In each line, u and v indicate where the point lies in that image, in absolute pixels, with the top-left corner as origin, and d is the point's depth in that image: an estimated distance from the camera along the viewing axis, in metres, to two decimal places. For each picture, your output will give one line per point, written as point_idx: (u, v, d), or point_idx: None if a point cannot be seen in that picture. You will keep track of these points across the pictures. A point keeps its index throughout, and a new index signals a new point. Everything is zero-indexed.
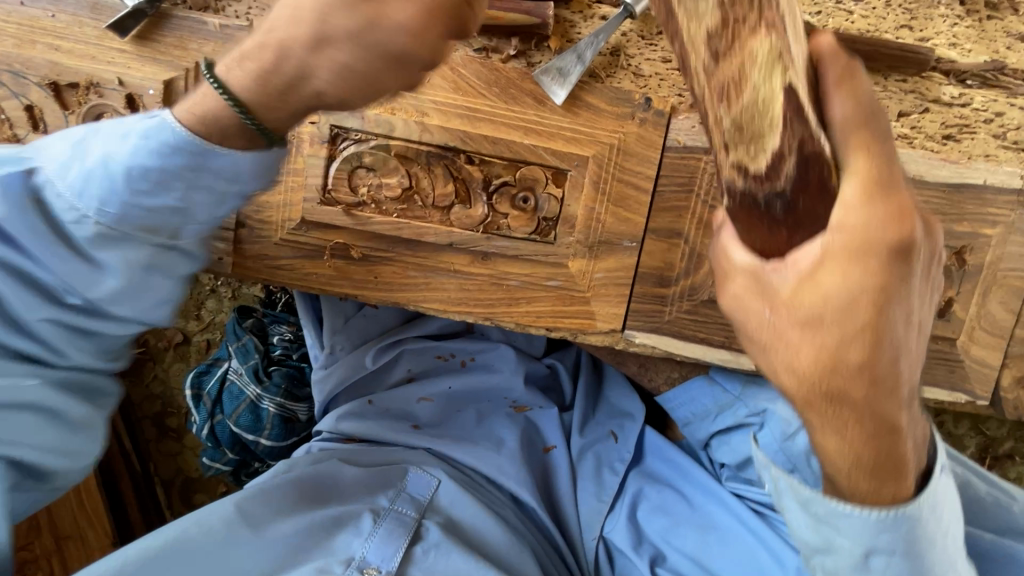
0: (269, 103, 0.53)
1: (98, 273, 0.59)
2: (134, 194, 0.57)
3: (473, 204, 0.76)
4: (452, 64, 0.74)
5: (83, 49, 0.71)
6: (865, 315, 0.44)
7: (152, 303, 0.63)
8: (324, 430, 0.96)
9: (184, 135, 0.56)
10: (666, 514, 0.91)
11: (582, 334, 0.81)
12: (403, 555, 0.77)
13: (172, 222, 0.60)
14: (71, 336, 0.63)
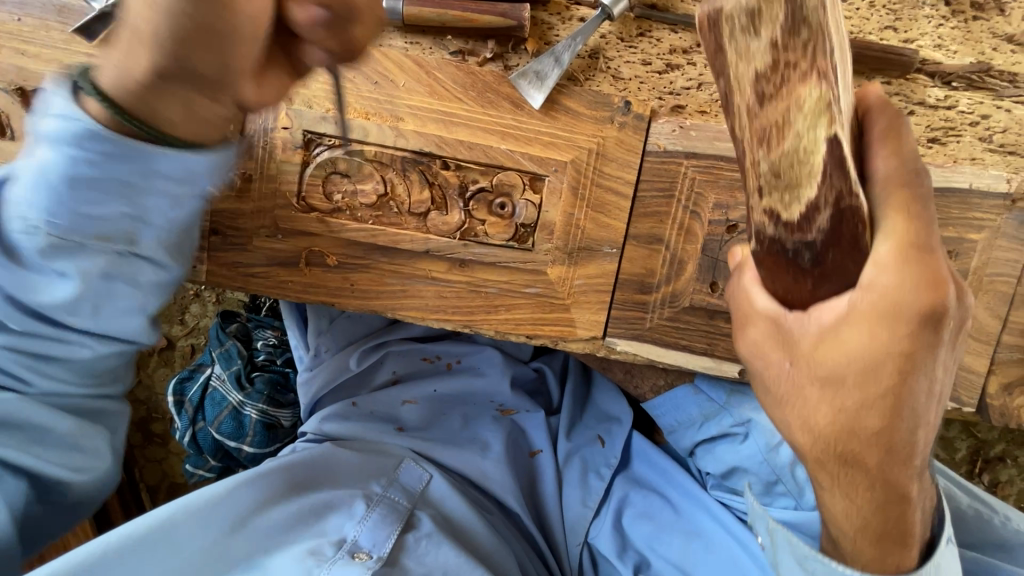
0: (178, 125, 0.53)
1: (65, 287, 0.61)
2: (79, 204, 0.57)
3: (449, 210, 0.75)
4: (428, 67, 0.73)
5: (49, 54, 0.70)
6: (889, 380, 0.46)
7: (123, 307, 0.65)
8: (307, 432, 0.94)
9: (109, 137, 0.53)
10: (651, 520, 0.90)
11: (563, 342, 0.80)
12: (396, 539, 0.76)
13: (117, 229, 0.59)
14: (31, 361, 0.66)
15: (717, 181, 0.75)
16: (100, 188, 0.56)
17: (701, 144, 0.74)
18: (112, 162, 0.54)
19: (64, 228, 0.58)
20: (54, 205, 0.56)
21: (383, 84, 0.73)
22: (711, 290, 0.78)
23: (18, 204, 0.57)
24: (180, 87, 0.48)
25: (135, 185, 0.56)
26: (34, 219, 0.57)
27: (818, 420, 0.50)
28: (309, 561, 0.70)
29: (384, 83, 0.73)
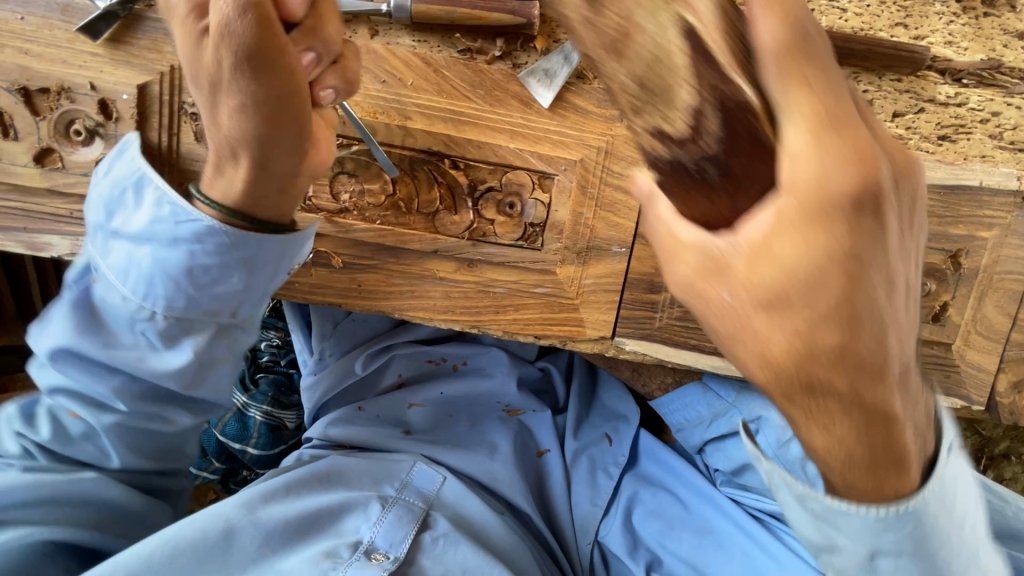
0: (260, 200, 0.62)
1: (172, 364, 0.65)
2: (198, 287, 0.63)
3: (458, 210, 0.75)
4: (435, 66, 0.72)
5: (53, 53, 0.69)
6: (838, 285, 0.36)
7: (220, 376, 0.69)
8: (313, 438, 0.94)
9: (226, 229, 0.61)
10: (661, 518, 0.90)
11: (571, 342, 0.80)
12: (413, 540, 0.77)
13: (223, 305, 0.65)
14: (131, 436, 0.70)
15: None
16: (211, 270, 0.62)
17: None
18: (227, 251, 0.62)
19: (175, 310, 0.63)
20: (167, 289, 0.63)
21: (390, 82, 0.72)
22: None
23: (129, 293, 0.63)
24: (284, 162, 0.60)
25: (243, 264, 0.63)
26: (146, 304, 0.63)
27: (771, 346, 0.38)
28: (324, 565, 0.71)
29: (391, 82, 0.72)
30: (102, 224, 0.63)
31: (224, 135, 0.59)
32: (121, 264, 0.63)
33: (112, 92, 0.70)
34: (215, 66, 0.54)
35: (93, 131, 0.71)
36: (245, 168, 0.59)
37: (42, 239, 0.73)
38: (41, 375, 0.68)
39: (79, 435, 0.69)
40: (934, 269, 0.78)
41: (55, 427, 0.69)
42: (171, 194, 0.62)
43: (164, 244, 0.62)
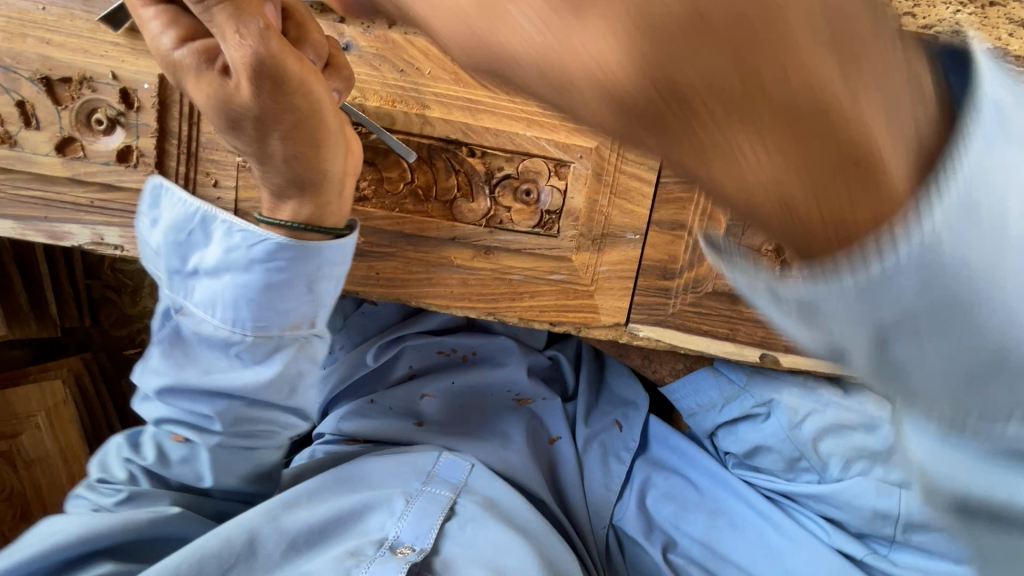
0: (322, 213, 0.65)
1: (265, 380, 0.68)
2: (277, 304, 0.65)
3: (475, 197, 0.76)
4: (453, 55, 0.73)
5: (74, 43, 0.70)
6: None
7: (304, 386, 0.72)
8: (325, 433, 0.95)
9: (293, 242, 0.62)
10: (674, 501, 0.91)
11: (587, 328, 0.80)
12: (438, 531, 0.77)
13: (302, 317, 0.67)
14: (232, 455, 0.77)
15: None
16: (287, 285, 0.64)
17: None
18: (296, 263, 0.63)
19: (262, 330, 0.66)
20: (251, 312, 0.65)
21: (409, 71, 0.73)
22: None
23: (218, 322, 0.66)
24: (337, 160, 0.63)
25: (317, 275, 0.65)
26: (235, 330, 0.66)
27: (604, 53, 0.24)
28: (349, 563, 0.71)
29: (409, 71, 0.73)
30: (177, 267, 0.66)
31: (279, 163, 0.61)
32: (205, 298, 0.65)
33: (133, 81, 0.71)
34: (253, 104, 0.57)
35: (115, 120, 0.72)
36: (307, 183, 0.63)
37: (63, 228, 0.73)
38: (148, 408, 0.75)
39: (178, 460, 0.78)
40: None
41: (157, 452, 0.78)
42: (240, 222, 0.63)
43: (242, 271, 0.64)
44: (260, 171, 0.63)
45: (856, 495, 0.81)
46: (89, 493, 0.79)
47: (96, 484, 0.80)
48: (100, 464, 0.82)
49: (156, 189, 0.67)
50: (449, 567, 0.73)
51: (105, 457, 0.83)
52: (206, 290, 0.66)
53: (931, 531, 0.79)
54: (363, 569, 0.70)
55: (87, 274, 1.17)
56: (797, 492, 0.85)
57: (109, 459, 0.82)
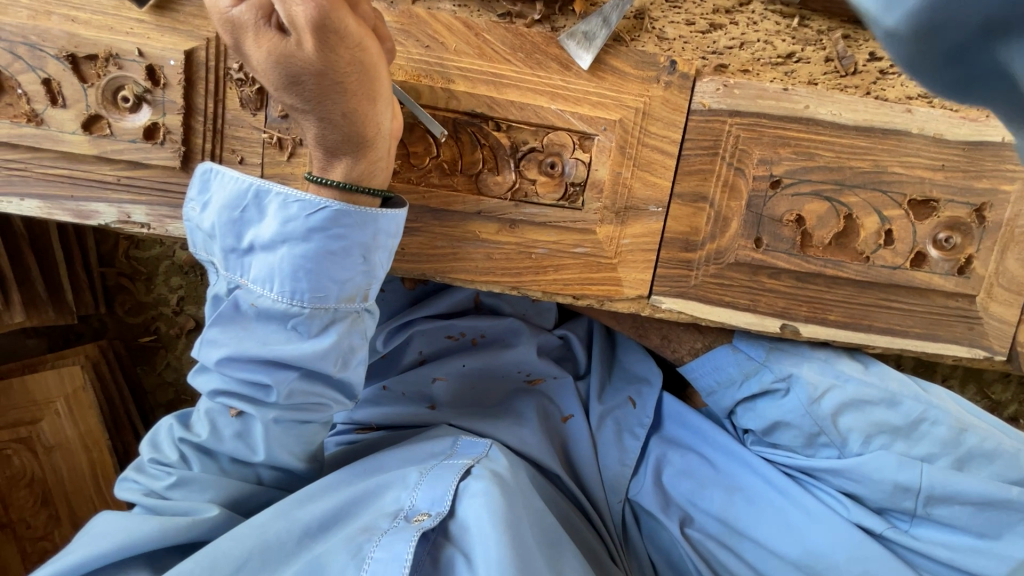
0: (369, 171, 0.66)
1: (320, 354, 0.67)
2: (335, 274, 0.65)
3: (501, 170, 0.77)
4: (477, 29, 0.74)
5: (100, 20, 0.70)
6: None
7: (356, 363, 0.71)
8: (338, 423, 0.97)
9: (357, 211, 0.65)
10: (691, 477, 0.92)
11: (610, 301, 0.82)
12: (454, 494, 0.71)
13: (358, 287, 0.68)
14: (287, 435, 0.73)
15: (761, 138, 0.77)
16: (344, 253, 0.65)
17: (744, 101, 0.76)
18: (354, 232, 0.65)
19: (319, 301, 0.66)
20: (309, 282, 0.65)
21: (434, 47, 0.74)
22: (755, 246, 0.80)
23: (275, 296, 0.66)
24: (387, 116, 0.64)
25: (373, 245, 0.67)
26: (293, 302, 0.66)
27: None
28: (360, 538, 0.66)
29: (435, 46, 0.74)
30: (233, 245, 0.67)
31: (336, 120, 0.62)
32: (262, 272, 0.66)
33: (158, 57, 0.71)
34: (318, 59, 0.58)
35: (141, 98, 0.72)
36: (359, 138, 0.63)
37: (90, 208, 0.74)
38: (200, 381, 0.71)
39: (231, 436, 0.73)
40: (959, 223, 0.80)
41: (208, 430, 0.73)
42: (296, 192, 0.64)
43: (300, 242, 0.64)
44: (313, 129, 0.64)
45: (878, 469, 0.80)
46: (138, 476, 0.75)
47: (145, 465, 0.75)
48: (150, 443, 0.77)
49: (205, 173, 0.67)
50: (466, 532, 0.67)
51: (156, 436, 0.77)
52: (263, 265, 0.66)
53: (953, 505, 0.79)
54: (376, 543, 0.65)
55: (102, 261, 1.17)
56: (818, 468, 0.84)
57: (160, 437, 0.77)
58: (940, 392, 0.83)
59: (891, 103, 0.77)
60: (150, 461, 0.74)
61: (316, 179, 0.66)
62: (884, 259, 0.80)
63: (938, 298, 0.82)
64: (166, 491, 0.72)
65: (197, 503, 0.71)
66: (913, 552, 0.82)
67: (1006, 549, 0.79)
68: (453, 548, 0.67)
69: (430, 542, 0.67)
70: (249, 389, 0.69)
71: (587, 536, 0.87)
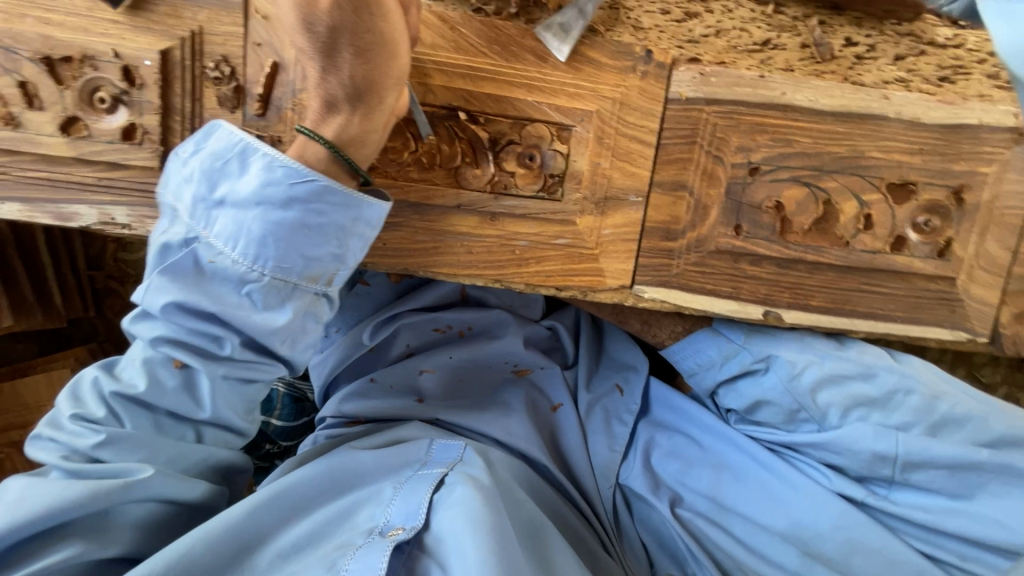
0: (360, 136, 0.67)
1: (274, 327, 0.67)
2: (303, 247, 0.66)
3: (479, 163, 0.77)
4: (451, 23, 0.73)
5: (74, 22, 0.70)
6: None
7: (303, 346, 0.72)
8: (328, 417, 0.95)
9: (338, 189, 0.66)
10: (679, 458, 0.92)
11: (592, 292, 0.82)
12: (428, 506, 0.71)
13: (324, 268, 0.69)
14: (235, 401, 0.72)
15: (739, 126, 0.77)
16: (319, 230, 0.67)
17: (721, 89, 0.76)
18: (332, 209, 0.66)
19: (281, 272, 0.67)
20: (276, 250, 0.66)
21: None
22: (735, 233, 0.80)
23: (237, 257, 0.66)
24: (395, 96, 0.66)
25: (351, 229, 0.68)
26: (254, 266, 0.66)
27: None
28: (334, 555, 0.66)
29: None
30: (205, 194, 0.66)
31: (344, 75, 0.64)
32: (228, 228, 0.65)
33: (133, 58, 0.71)
34: (335, 12, 0.61)
35: (118, 99, 0.72)
36: (364, 98, 0.65)
37: (71, 209, 0.74)
38: (142, 328, 0.68)
39: (172, 390, 0.69)
40: (938, 205, 0.80)
41: (146, 381, 0.68)
42: (283, 157, 0.65)
43: (277, 207, 0.65)
44: (320, 79, 0.65)
45: (855, 440, 0.81)
46: (58, 434, 0.68)
47: (66, 422, 0.69)
48: (71, 396, 0.70)
49: (210, 128, 0.69)
50: (442, 544, 0.67)
51: (78, 387, 0.71)
52: (230, 220, 0.66)
53: (929, 470, 0.80)
54: (349, 559, 0.65)
55: (90, 265, 1.18)
56: (799, 442, 0.85)
57: (83, 390, 0.70)
58: (916, 361, 0.83)
59: (869, 88, 0.76)
60: (71, 417, 0.68)
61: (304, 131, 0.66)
62: (864, 243, 0.81)
63: (919, 281, 0.83)
64: (94, 450, 0.67)
65: (132, 464, 0.67)
66: (895, 518, 0.83)
67: (979, 509, 0.79)
68: (429, 560, 0.66)
69: (405, 553, 0.66)
70: (200, 343, 0.68)
71: (572, 523, 0.87)
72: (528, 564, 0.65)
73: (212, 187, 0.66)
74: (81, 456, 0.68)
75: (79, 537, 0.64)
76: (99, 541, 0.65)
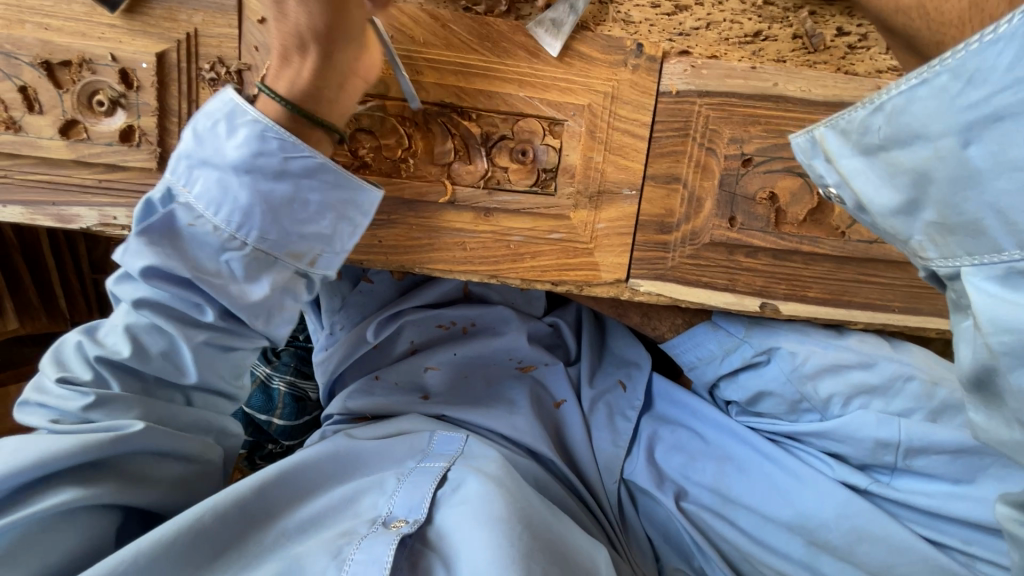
0: (309, 98, 0.66)
1: (253, 299, 0.69)
2: (290, 224, 0.68)
3: (473, 160, 0.78)
4: (443, 20, 0.74)
5: (72, 26, 0.71)
6: None
7: (283, 321, 0.73)
8: (335, 413, 0.94)
9: (328, 167, 0.67)
10: (683, 451, 0.92)
11: (588, 286, 0.82)
12: (432, 501, 0.71)
13: (307, 246, 0.70)
14: (219, 368, 0.73)
15: (731, 117, 0.77)
16: (308, 205, 0.68)
17: (713, 82, 0.76)
18: (321, 188, 0.68)
19: (265, 244, 0.67)
20: (260, 221, 0.66)
21: (400, 38, 0.74)
22: (730, 225, 0.80)
23: (219, 223, 0.66)
24: (343, 51, 0.65)
25: (338, 209, 0.69)
26: (237, 235, 0.67)
27: None
28: (339, 542, 0.64)
29: (402, 39, 0.74)
30: (192, 153, 0.66)
31: (289, 22, 0.64)
32: (213, 191, 0.66)
33: (131, 61, 0.72)
34: None
35: (116, 101, 0.73)
36: (311, 47, 0.64)
37: (72, 212, 0.76)
38: (124, 289, 0.68)
39: (160, 353, 0.69)
40: None
41: (130, 347, 0.67)
42: (273, 125, 0.64)
43: (266, 178, 0.65)
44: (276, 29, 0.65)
45: (858, 428, 0.81)
46: (43, 399, 0.67)
47: (50, 387, 0.67)
48: (54, 362, 0.69)
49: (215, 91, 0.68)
50: (445, 538, 0.66)
51: (61, 353, 0.70)
52: (216, 185, 0.66)
53: (931, 455, 0.79)
54: (355, 545, 0.63)
55: (95, 268, 1.20)
56: (801, 432, 0.86)
57: (66, 354, 0.69)
58: (913, 348, 0.83)
59: (863, 77, 0.76)
60: (56, 380, 0.67)
61: (264, 87, 0.65)
62: (860, 233, 0.80)
63: (917, 271, 0.82)
64: (84, 413, 0.65)
65: (122, 419, 0.66)
66: (899, 504, 0.83)
67: (983, 494, 0.78)
68: (434, 555, 0.64)
69: (408, 547, 0.65)
70: (183, 309, 0.68)
71: (580, 516, 0.87)
72: (545, 552, 0.63)
73: (195, 147, 0.66)
74: (71, 419, 0.66)
75: (70, 486, 0.60)
76: (91, 489, 0.61)
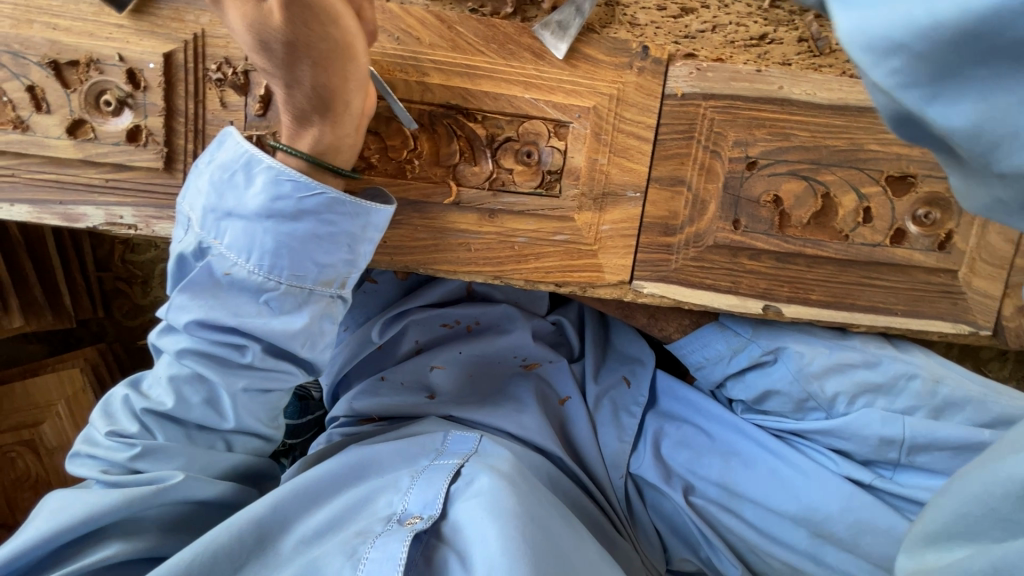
0: (329, 147, 0.68)
1: (293, 331, 0.69)
2: (319, 257, 0.68)
3: (477, 161, 0.78)
4: (450, 22, 0.74)
5: (80, 27, 0.72)
6: None
7: (326, 345, 0.73)
8: (340, 416, 0.95)
9: (348, 200, 0.67)
10: (689, 448, 0.92)
11: (592, 288, 0.82)
12: (446, 496, 0.70)
13: (337, 273, 0.70)
14: (256, 409, 0.74)
15: (736, 120, 0.77)
16: (332, 237, 0.68)
17: (719, 85, 0.76)
18: (343, 218, 0.68)
19: (296, 279, 0.68)
20: (290, 260, 0.67)
21: (406, 40, 0.74)
22: (733, 227, 0.80)
23: (252, 268, 0.67)
24: (358, 98, 0.66)
25: (361, 236, 0.70)
26: (271, 277, 0.67)
27: None
28: (354, 542, 0.65)
29: (408, 40, 0.74)
30: (215, 205, 0.67)
31: (306, 87, 0.64)
32: (240, 239, 0.66)
33: (138, 61, 0.72)
34: (290, 28, 0.59)
35: (123, 102, 0.74)
36: (326, 104, 0.65)
37: (78, 211, 0.76)
38: (166, 342, 0.70)
39: (199, 403, 0.72)
40: (937, 198, 0.80)
41: (173, 398, 0.71)
42: (288, 169, 0.65)
43: (286, 219, 0.66)
44: (286, 93, 0.65)
45: (863, 425, 0.81)
46: (94, 451, 0.72)
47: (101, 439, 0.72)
48: (105, 415, 0.74)
49: (223, 137, 0.69)
50: (458, 531, 0.66)
51: (110, 406, 0.74)
52: (243, 234, 0.66)
53: (933, 452, 0.80)
54: (370, 544, 0.64)
55: (98, 266, 1.20)
56: (808, 429, 0.85)
57: (115, 408, 0.74)
58: (915, 350, 0.84)
59: None
60: (106, 433, 0.72)
61: (284, 147, 0.67)
62: (863, 237, 0.81)
63: (920, 274, 0.82)
64: (131, 463, 0.70)
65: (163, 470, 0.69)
66: (903, 500, 0.83)
67: None
68: (447, 549, 0.65)
69: (423, 543, 0.66)
70: (222, 354, 0.69)
71: (593, 512, 0.88)
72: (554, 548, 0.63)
73: (219, 198, 0.67)
74: (118, 469, 0.70)
75: (115, 538, 0.65)
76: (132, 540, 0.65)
